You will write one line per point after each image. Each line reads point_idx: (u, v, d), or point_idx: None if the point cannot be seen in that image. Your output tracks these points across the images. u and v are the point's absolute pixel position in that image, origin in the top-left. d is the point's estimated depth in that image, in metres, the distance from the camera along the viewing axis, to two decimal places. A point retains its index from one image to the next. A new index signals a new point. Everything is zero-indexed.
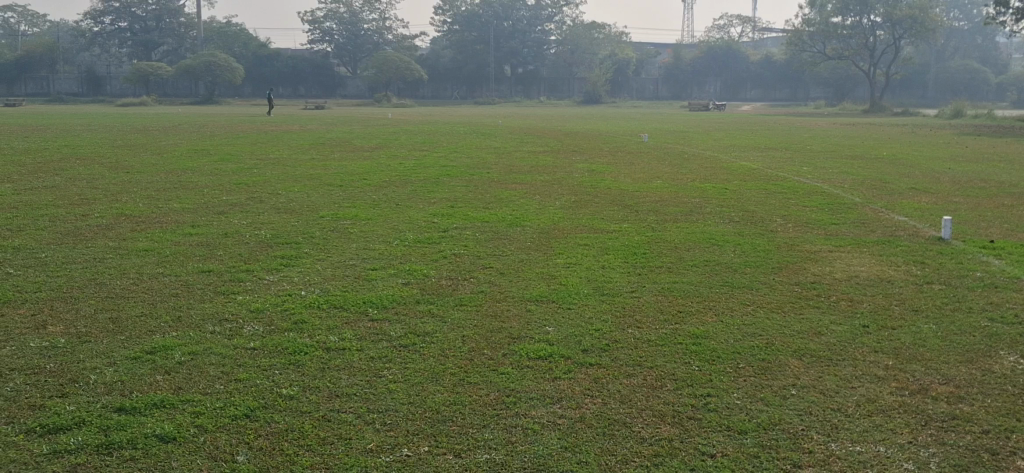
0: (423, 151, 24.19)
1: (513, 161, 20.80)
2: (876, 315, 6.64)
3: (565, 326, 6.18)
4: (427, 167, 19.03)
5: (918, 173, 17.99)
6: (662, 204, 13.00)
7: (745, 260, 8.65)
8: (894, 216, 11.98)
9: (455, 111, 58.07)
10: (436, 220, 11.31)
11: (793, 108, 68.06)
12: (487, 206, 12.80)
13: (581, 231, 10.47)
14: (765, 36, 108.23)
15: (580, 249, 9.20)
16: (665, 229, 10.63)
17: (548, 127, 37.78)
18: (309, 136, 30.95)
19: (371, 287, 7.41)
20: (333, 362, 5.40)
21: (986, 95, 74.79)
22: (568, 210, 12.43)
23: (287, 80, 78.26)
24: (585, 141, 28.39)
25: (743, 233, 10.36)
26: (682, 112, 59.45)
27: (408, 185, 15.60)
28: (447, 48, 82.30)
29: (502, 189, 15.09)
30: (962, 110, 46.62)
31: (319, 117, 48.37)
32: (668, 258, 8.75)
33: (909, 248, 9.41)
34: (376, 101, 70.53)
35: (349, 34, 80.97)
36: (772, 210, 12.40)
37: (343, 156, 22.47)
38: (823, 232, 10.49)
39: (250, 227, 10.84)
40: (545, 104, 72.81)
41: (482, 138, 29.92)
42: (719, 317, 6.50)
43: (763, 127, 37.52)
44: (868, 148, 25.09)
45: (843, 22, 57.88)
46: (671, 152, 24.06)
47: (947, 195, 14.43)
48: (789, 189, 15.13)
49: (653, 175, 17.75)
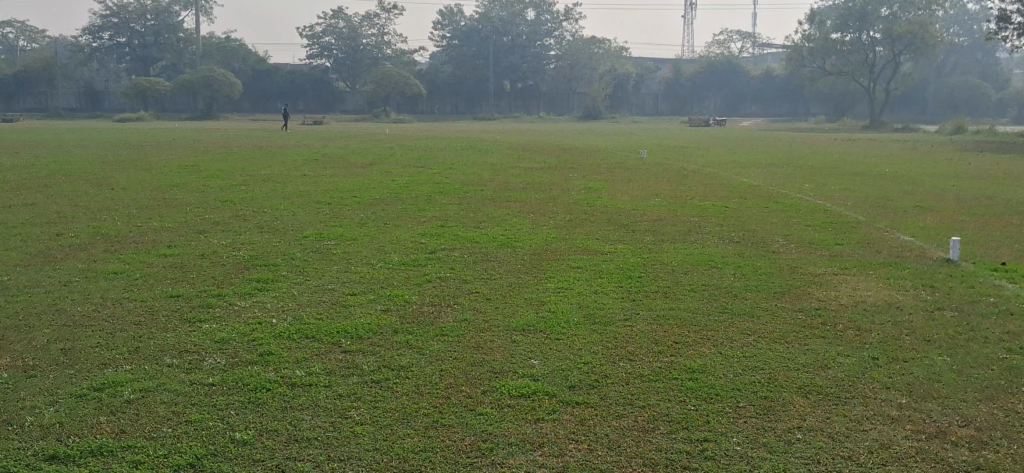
0: (417, 167, 23.78)
1: (508, 178, 20.42)
2: (886, 345, 6.19)
3: (552, 359, 5.74)
4: (420, 184, 18.63)
5: (922, 191, 17.58)
6: (659, 223, 12.59)
7: (745, 284, 8.22)
8: (900, 235, 11.55)
9: (452, 127, 57.72)
10: (423, 240, 10.90)
11: (793, 124, 67.69)
12: (478, 225, 12.41)
13: (574, 253, 10.04)
14: (765, 52, 108.13)
15: (572, 272, 8.76)
16: (662, 250, 10.21)
17: (547, 142, 37.34)
18: (305, 152, 30.57)
19: (347, 315, 6.98)
20: (295, 400, 4.95)
21: (987, 111, 74.46)
22: (562, 229, 12.02)
23: (287, 95, 78.03)
24: (584, 157, 27.98)
25: (743, 254, 9.91)
26: (681, 128, 59.07)
27: (398, 203, 15.20)
28: (445, 63, 82.09)
29: (495, 207, 14.70)
30: (963, 126, 46.21)
31: (316, 132, 47.99)
32: (665, 281, 8.31)
33: (917, 270, 8.97)
34: (374, 116, 70.24)
35: (349, 49, 80.72)
36: (773, 230, 11.96)
37: (335, 173, 22.05)
38: (827, 253, 10.04)
39: (229, 247, 10.44)
40: (544, 120, 72.57)
41: (479, 154, 29.55)
42: (717, 348, 6.05)
43: (764, 143, 37.06)
44: (870, 164, 24.65)
45: (842, 38, 57.67)
46: (671, 168, 23.64)
47: (953, 214, 13.99)
48: (790, 207, 14.69)
49: (650, 193, 17.35)
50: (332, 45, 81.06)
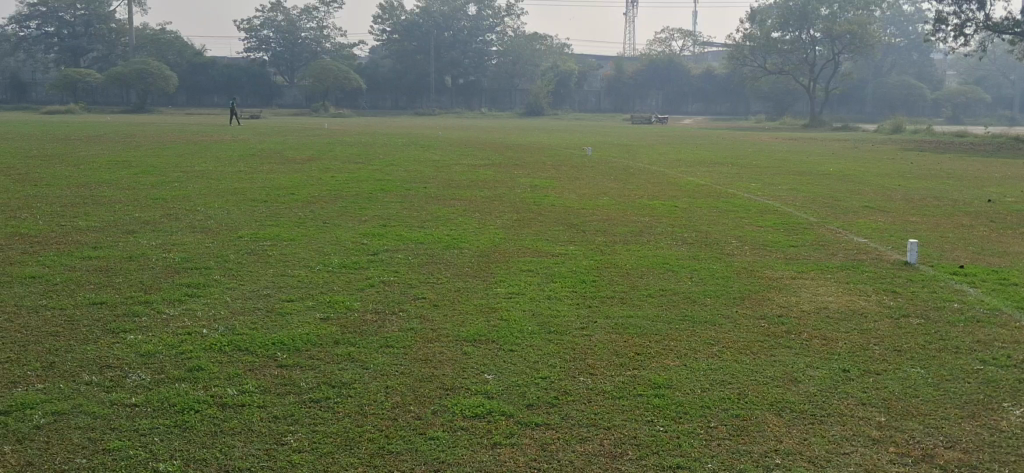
0: (358, 163, 23.22)
1: (452, 175, 19.96)
2: (855, 356, 5.93)
3: (507, 374, 5.34)
4: (361, 181, 18.12)
5: (868, 191, 17.57)
6: (609, 224, 12.27)
7: (702, 289, 7.92)
8: (853, 236, 11.40)
9: (393, 122, 56.99)
10: (367, 241, 10.42)
11: (734, 123, 68.31)
12: (423, 224, 11.96)
13: (524, 254, 9.66)
14: (706, 50, 108.97)
15: (523, 276, 8.38)
16: (615, 252, 9.88)
17: (491, 138, 36.99)
18: (240, 147, 29.73)
19: (287, 324, 6.51)
20: (226, 423, 4.48)
21: (922, 111, 75.96)
22: (509, 229, 11.63)
23: (222, 88, 76.30)
24: (527, 154, 27.66)
25: (698, 257, 9.63)
26: (624, 125, 59.17)
27: (339, 201, 14.66)
28: (386, 58, 81.12)
29: (439, 206, 14.25)
30: (901, 126, 47.03)
31: (253, 126, 46.86)
32: (621, 286, 7.97)
33: (875, 274, 8.77)
34: (313, 110, 69.17)
35: (287, 42, 79.39)
36: (725, 230, 11.74)
37: (273, 169, 21.36)
38: (782, 255, 9.81)
39: (158, 249, 9.84)
40: (488, 116, 72.11)
41: (422, 150, 29.03)
42: (682, 360, 5.70)
43: (707, 141, 37.16)
44: (814, 163, 24.74)
45: (783, 37, 58.22)
46: (616, 165, 23.46)
47: (903, 214, 13.95)
48: (740, 207, 14.52)
49: (598, 191, 17.05)
50: (269, 38, 79.62)
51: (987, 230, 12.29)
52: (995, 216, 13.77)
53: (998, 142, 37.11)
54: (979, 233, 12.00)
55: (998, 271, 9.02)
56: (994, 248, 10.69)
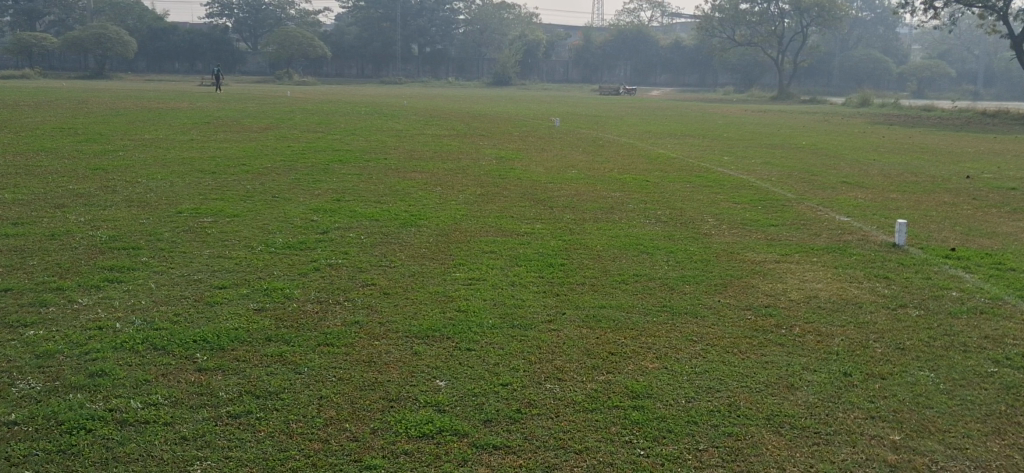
0: (317, 133, 22.35)
1: (415, 146, 19.13)
2: (856, 354, 5.25)
3: (462, 380, 4.61)
4: (318, 151, 17.27)
5: (844, 165, 16.95)
6: (578, 199, 11.53)
7: (682, 274, 7.21)
8: (834, 215, 10.74)
9: (358, 91, 55.84)
10: (315, 217, 9.59)
11: (702, 94, 67.95)
12: (379, 199, 11.13)
13: (486, 233, 8.89)
14: (675, 20, 108.18)
15: (484, 258, 7.64)
16: (585, 231, 9.15)
17: (458, 109, 36.17)
18: (196, 114, 28.69)
19: (214, 317, 5.72)
20: (120, 453, 3.76)
21: (888, 84, 75.77)
22: (471, 205, 10.85)
23: (184, 55, 74.31)
24: (494, 124, 26.95)
25: (673, 237, 8.91)
26: (591, 97, 58.59)
27: (292, 173, 13.78)
28: (352, 25, 79.58)
29: (398, 178, 13.44)
30: (868, 99, 46.73)
31: (213, 94, 45.61)
32: (591, 271, 7.25)
33: (863, 257, 8.10)
34: (276, 78, 67.72)
35: (250, 8, 77.78)
36: (700, 207, 11.07)
37: (227, 138, 20.38)
38: (763, 236, 9.14)
39: (86, 225, 8.95)
40: (454, 85, 71.04)
41: (384, 120, 28.14)
42: (662, 361, 5.02)
43: (678, 113, 36.57)
44: (786, 137, 24.24)
45: (752, 8, 57.72)
46: (585, 137, 22.81)
47: (882, 191, 13.36)
48: (714, 182, 13.85)
49: (565, 164, 16.31)
50: (232, 4, 77.76)
51: (973, 208, 11.69)
52: (976, 193, 13.21)
53: (965, 117, 36.89)
54: (964, 211, 11.39)
55: (993, 254, 8.39)
56: (983, 227, 10.08)
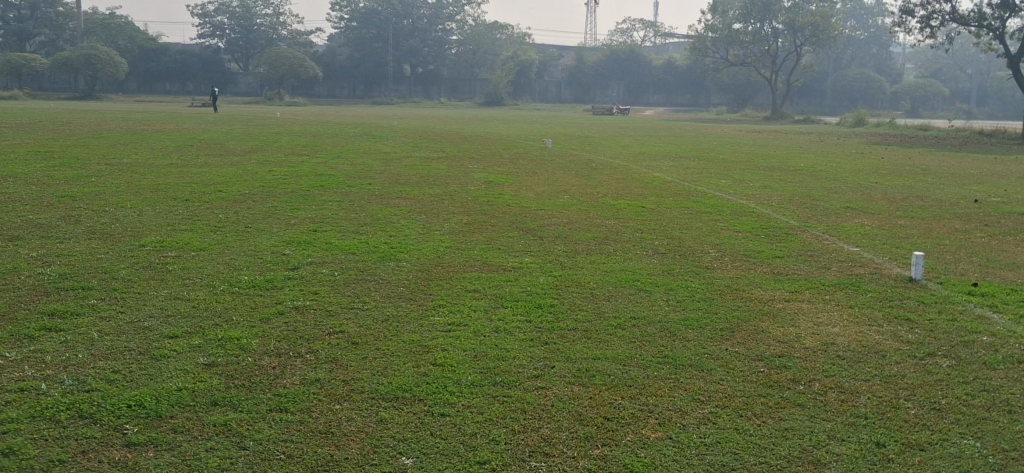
0: (301, 156, 21.72)
1: (402, 169, 18.51)
2: (888, 419, 4.62)
3: (432, 459, 3.96)
4: (300, 176, 16.64)
5: (845, 189, 16.42)
6: (569, 228, 10.89)
7: (684, 317, 6.55)
8: (842, 244, 10.16)
9: (349, 112, 55.26)
10: (287, 251, 8.91)
11: (695, 114, 67.47)
12: (358, 229, 10.47)
13: (470, 269, 8.23)
14: (667, 41, 108.10)
15: (467, 298, 6.97)
16: (578, 265, 8.51)
17: (448, 130, 35.59)
18: (180, 137, 28.05)
19: (155, 374, 5.03)
20: None
21: (883, 104, 75.50)
22: (457, 235, 10.21)
23: (175, 76, 73.93)
24: (485, 146, 26.38)
25: (673, 272, 8.26)
26: (584, 117, 58.18)
27: (270, 200, 13.12)
28: (343, 45, 79.36)
29: (381, 205, 12.79)
30: (864, 119, 46.34)
31: (200, 115, 44.97)
32: (584, 313, 6.59)
33: (881, 294, 7.49)
34: (267, 99, 67.20)
35: (242, 28, 77.39)
36: (700, 236, 10.47)
37: (207, 162, 19.72)
38: (769, 269, 8.52)
39: (36, 261, 8.26)
40: (446, 105, 70.56)
41: (372, 142, 27.52)
42: (664, 430, 4.37)
43: (672, 133, 36.08)
44: (783, 158, 23.74)
45: (745, 28, 57.47)
46: (578, 159, 22.26)
47: (890, 217, 12.81)
48: (713, 208, 13.27)
49: (557, 188, 15.70)
50: (224, 24, 77.42)
51: (986, 236, 11.17)
52: (987, 219, 12.67)
53: (963, 136, 36.43)
54: (977, 240, 10.86)
55: (1018, 289, 7.83)
56: (1001, 258, 9.53)
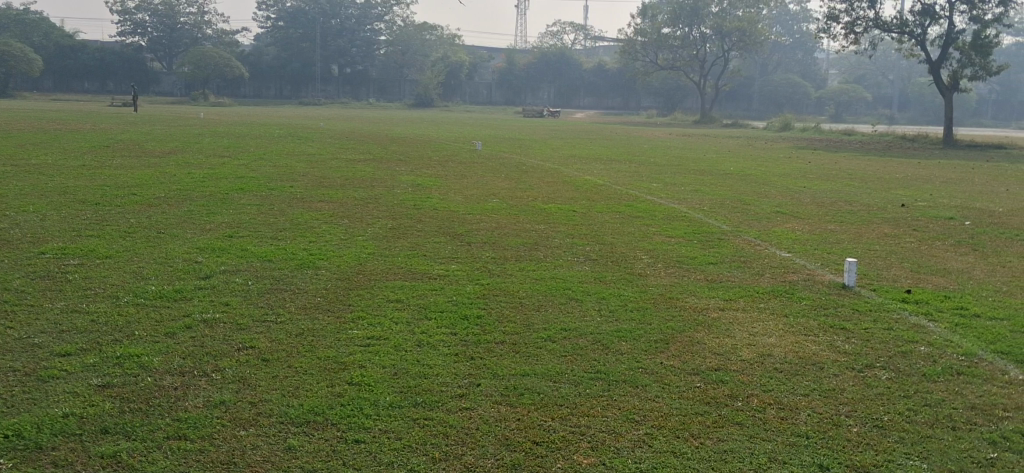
0: (222, 158, 21.01)
1: (325, 172, 17.99)
2: (830, 439, 4.40)
3: None
4: (219, 179, 16.01)
5: (775, 193, 16.42)
6: (499, 233, 10.58)
7: (617, 328, 6.28)
8: (775, 250, 10.04)
9: (274, 113, 54.21)
10: (200, 258, 8.41)
11: (625, 117, 67.83)
12: (277, 235, 10.00)
13: (394, 277, 7.85)
14: (596, 45, 108.73)
15: (390, 309, 6.59)
16: (506, 274, 8.19)
17: (376, 131, 35.03)
18: (96, 137, 26.99)
19: (41, 398, 4.56)
20: None
21: (808, 108, 76.94)
22: (381, 241, 9.81)
23: (94, 74, 71.69)
24: (413, 148, 25.98)
25: (604, 280, 8.00)
26: (515, 119, 58.01)
27: (185, 204, 12.54)
28: (269, 45, 78.07)
29: (302, 209, 12.32)
30: (790, 123, 47.05)
31: (119, 114, 43.54)
32: (512, 325, 6.27)
33: (815, 302, 7.32)
34: (190, 99, 65.57)
35: (164, 27, 75.51)
36: (632, 242, 10.24)
37: (121, 163, 18.94)
38: (702, 276, 8.30)
39: None
40: (375, 107, 69.85)
41: (297, 143, 26.86)
42: (597, 456, 4.07)
43: (602, 136, 36.10)
44: (713, 162, 23.78)
45: (673, 32, 57.95)
46: (508, 162, 21.97)
47: (820, 222, 12.78)
48: (644, 212, 13.09)
49: (486, 192, 15.38)
50: (145, 22, 75.44)
51: (916, 241, 11.18)
52: (916, 224, 12.73)
53: (887, 141, 37.12)
54: (907, 244, 10.86)
55: (950, 296, 7.74)
56: (932, 264, 9.50)
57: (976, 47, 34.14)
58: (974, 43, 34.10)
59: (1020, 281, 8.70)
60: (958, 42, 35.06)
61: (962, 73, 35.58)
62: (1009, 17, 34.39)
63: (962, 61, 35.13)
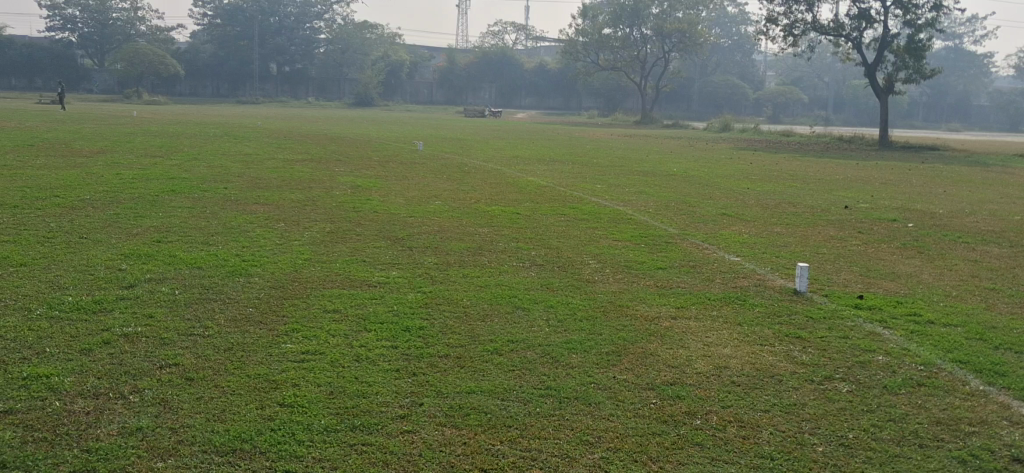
0: (154, 157, 20.32)
1: (262, 173, 17.47)
2: (795, 459, 4.16)
3: None
4: (149, 180, 15.44)
5: (720, 195, 16.34)
6: (441, 238, 10.23)
7: (566, 340, 5.99)
8: (723, 254, 9.87)
9: (210, 111, 53.01)
10: (124, 266, 7.93)
11: (567, 118, 67.79)
12: (209, 240, 9.54)
13: (331, 285, 7.47)
14: (538, 45, 108.82)
15: (327, 321, 6.21)
16: (450, 280, 7.85)
17: (315, 130, 34.40)
18: (22, 135, 25.98)
19: None
20: None
21: (746, 109, 77.80)
22: (318, 246, 9.41)
23: (21, 71, 69.48)
24: (353, 148, 25.48)
25: (551, 287, 7.72)
26: (458, 119, 57.56)
27: (112, 206, 11.96)
28: (206, 43, 76.58)
29: (237, 212, 11.85)
30: (730, 124, 47.42)
31: (49, 112, 42.28)
32: (457, 337, 5.95)
33: (768, 309, 7.13)
34: (124, 97, 63.90)
35: (96, 23, 73.58)
36: (578, 246, 10.00)
37: (47, 163, 18.17)
38: (652, 282, 8.08)
39: None
40: (314, 106, 68.89)
41: (233, 142, 26.22)
42: None
43: (545, 137, 35.90)
44: (656, 163, 23.74)
45: (615, 33, 58.04)
46: (450, 162, 21.65)
47: (766, 224, 12.69)
48: (589, 214, 12.88)
49: (427, 194, 15.03)
50: (76, 18, 73.45)
51: (862, 244, 11.10)
52: (860, 226, 12.72)
53: (824, 142, 37.51)
54: (854, 247, 10.77)
55: (902, 302, 7.62)
56: (880, 268, 9.40)
57: (910, 50, 34.62)
58: (908, 47, 34.58)
59: (968, 285, 8.63)
60: (892, 46, 35.53)
61: (897, 76, 36.09)
62: (941, 21, 34.94)
63: (897, 64, 35.62)
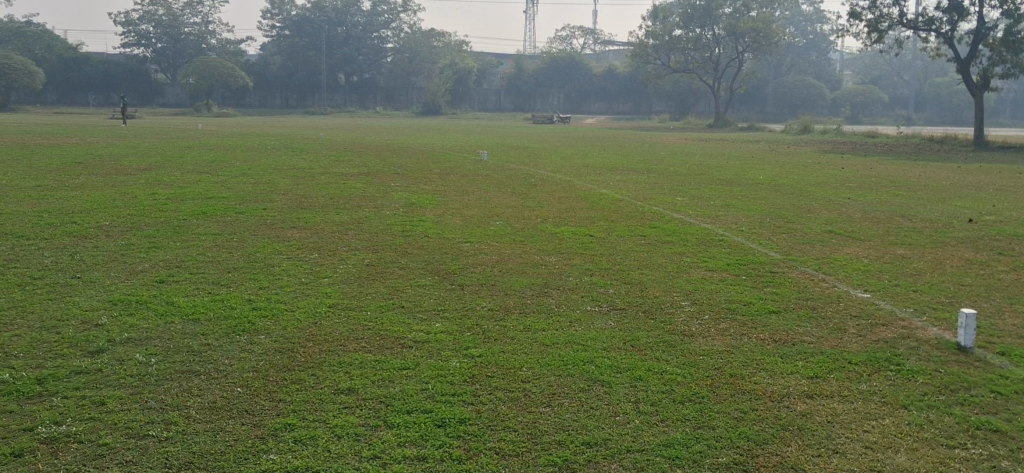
0: (202, 174, 19.04)
1: (311, 189, 16.08)
2: None
3: None
4: (185, 200, 14.13)
5: (818, 207, 14.34)
6: (499, 271, 8.52)
7: (667, 440, 4.23)
8: (846, 288, 7.96)
9: (278, 122, 52.02)
10: (103, 320, 6.38)
11: (637, 122, 65.76)
12: (223, 278, 7.99)
13: (356, 346, 5.80)
14: (607, 49, 106.94)
15: (337, 413, 4.51)
16: (509, 337, 6.11)
17: (379, 140, 33.06)
18: (78, 152, 25.04)
19: None
20: None
21: (823, 109, 74.74)
22: (351, 285, 7.77)
23: (98, 87, 69.71)
24: (413, 158, 24.08)
25: (637, 344, 5.96)
26: (526, 125, 56.02)
27: (128, 235, 10.54)
28: (275, 54, 76.56)
29: (267, 240, 10.34)
30: (810, 126, 44.95)
31: (115, 127, 41.73)
32: (511, 438, 4.22)
33: (937, 379, 5.27)
34: (194, 109, 63.67)
35: (169, 37, 73.84)
36: (665, 280, 8.23)
37: (86, 183, 16.99)
38: (768, 335, 6.24)
39: None
40: (382, 116, 68.00)
41: (289, 155, 25.01)
42: None
43: (617, 142, 33.96)
44: (737, 169, 21.84)
45: (685, 34, 56.01)
46: (516, 173, 20.09)
47: (884, 244, 10.72)
48: (672, 235, 11.09)
49: (488, 211, 13.39)
50: (149, 33, 73.80)
51: (1009, 270, 9.08)
52: (1000, 246, 10.64)
53: (914, 143, 35.02)
54: (1005, 276, 8.77)
55: None
56: None
57: (1006, 43, 31.84)
58: (1004, 39, 31.81)
59: None
60: (988, 39, 32.74)
61: (993, 70, 33.33)
62: None
63: (992, 58, 32.86)
